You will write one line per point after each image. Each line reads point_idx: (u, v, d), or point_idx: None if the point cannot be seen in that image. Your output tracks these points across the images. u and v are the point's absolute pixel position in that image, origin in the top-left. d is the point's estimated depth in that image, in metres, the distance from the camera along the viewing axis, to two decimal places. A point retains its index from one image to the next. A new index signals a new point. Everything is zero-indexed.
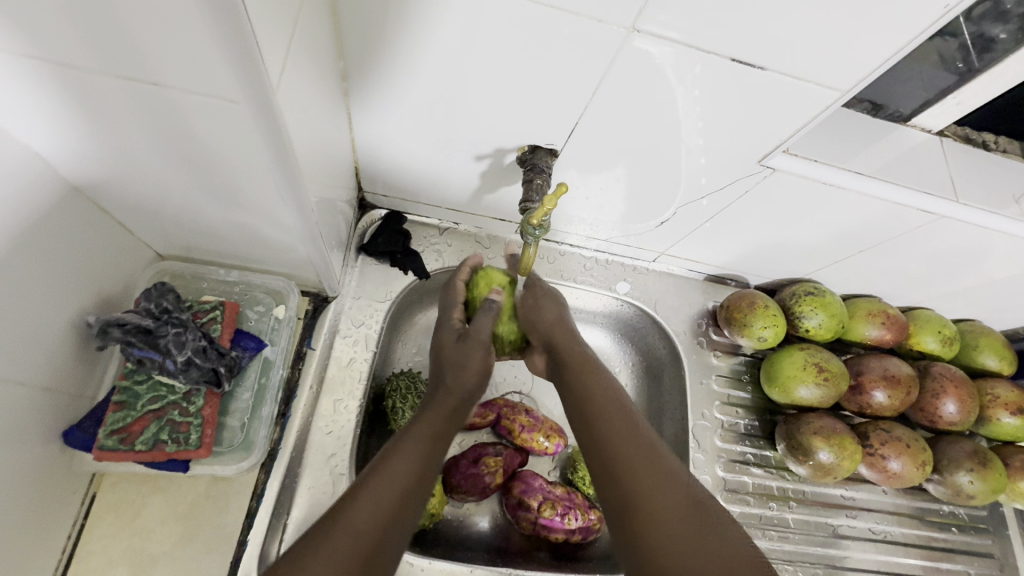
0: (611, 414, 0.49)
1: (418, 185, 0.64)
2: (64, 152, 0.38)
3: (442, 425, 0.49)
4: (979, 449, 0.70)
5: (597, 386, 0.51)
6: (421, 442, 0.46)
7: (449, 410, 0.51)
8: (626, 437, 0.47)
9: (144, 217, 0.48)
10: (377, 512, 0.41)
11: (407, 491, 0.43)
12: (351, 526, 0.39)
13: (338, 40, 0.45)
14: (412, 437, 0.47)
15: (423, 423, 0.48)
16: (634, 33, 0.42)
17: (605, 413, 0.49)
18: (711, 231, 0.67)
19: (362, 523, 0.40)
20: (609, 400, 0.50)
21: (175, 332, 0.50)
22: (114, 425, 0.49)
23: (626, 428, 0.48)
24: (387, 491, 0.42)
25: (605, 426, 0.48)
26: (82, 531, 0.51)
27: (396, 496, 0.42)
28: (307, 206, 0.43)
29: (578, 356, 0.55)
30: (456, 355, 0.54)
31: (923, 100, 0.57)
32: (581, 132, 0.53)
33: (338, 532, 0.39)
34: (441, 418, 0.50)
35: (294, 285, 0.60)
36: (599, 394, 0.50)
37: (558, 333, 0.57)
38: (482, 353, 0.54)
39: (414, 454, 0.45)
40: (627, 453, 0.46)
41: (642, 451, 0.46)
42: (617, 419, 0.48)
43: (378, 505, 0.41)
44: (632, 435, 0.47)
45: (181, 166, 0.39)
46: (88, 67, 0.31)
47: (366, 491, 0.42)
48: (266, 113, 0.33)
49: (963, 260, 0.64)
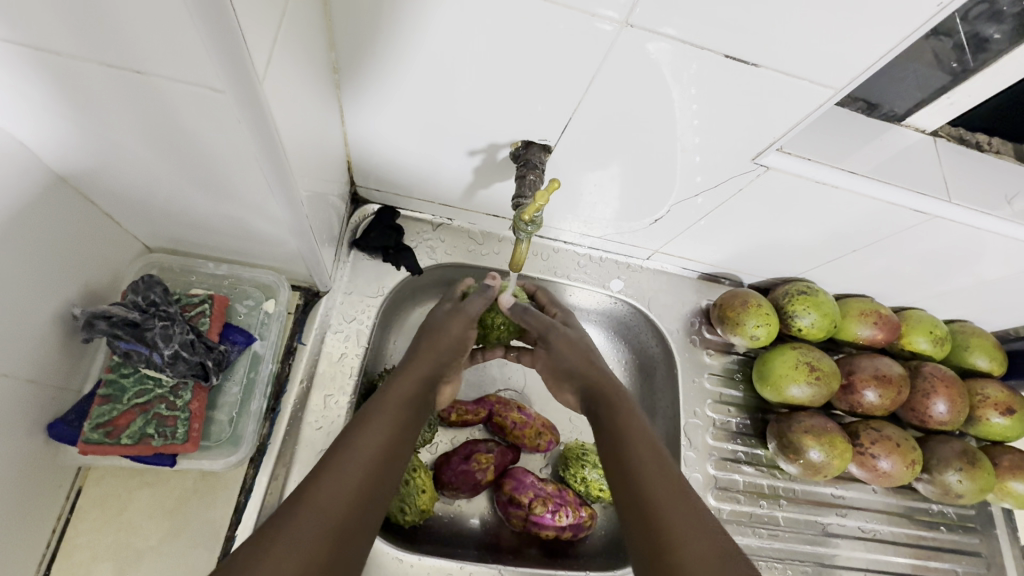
0: (635, 445, 0.47)
1: (411, 180, 0.63)
2: (49, 141, 0.38)
3: (410, 394, 0.49)
4: (969, 448, 0.70)
5: (627, 420, 0.49)
6: (390, 416, 0.46)
7: (416, 377, 0.51)
8: (654, 471, 0.44)
9: (131, 208, 0.47)
10: (348, 486, 0.40)
11: (377, 464, 0.42)
12: (321, 499, 0.38)
13: (329, 33, 0.44)
14: (384, 413, 0.46)
15: (391, 396, 0.48)
16: (628, 28, 0.41)
17: (630, 442, 0.47)
18: (705, 229, 0.67)
19: (331, 498, 0.38)
20: (636, 431, 0.48)
21: (162, 325, 0.50)
22: (99, 419, 0.48)
23: (651, 456, 0.46)
24: (358, 462, 0.41)
25: (629, 456, 0.46)
26: (67, 526, 0.50)
27: (366, 469, 0.41)
28: (297, 200, 0.43)
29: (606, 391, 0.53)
30: (435, 327, 0.57)
31: (917, 99, 0.57)
32: (575, 128, 0.52)
33: (306, 511, 0.37)
34: (410, 387, 0.50)
35: (285, 279, 0.59)
36: (627, 426, 0.49)
37: (591, 372, 0.55)
38: (460, 326, 0.57)
39: (382, 429, 0.45)
40: (654, 489, 0.43)
41: (672, 490, 0.43)
42: (643, 450, 0.46)
43: (347, 477, 0.40)
44: (655, 467, 0.45)
45: (167, 156, 0.39)
46: (70, 54, 0.30)
47: (335, 467, 0.40)
48: (253, 105, 0.32)
49: (956, 260, 0.64)
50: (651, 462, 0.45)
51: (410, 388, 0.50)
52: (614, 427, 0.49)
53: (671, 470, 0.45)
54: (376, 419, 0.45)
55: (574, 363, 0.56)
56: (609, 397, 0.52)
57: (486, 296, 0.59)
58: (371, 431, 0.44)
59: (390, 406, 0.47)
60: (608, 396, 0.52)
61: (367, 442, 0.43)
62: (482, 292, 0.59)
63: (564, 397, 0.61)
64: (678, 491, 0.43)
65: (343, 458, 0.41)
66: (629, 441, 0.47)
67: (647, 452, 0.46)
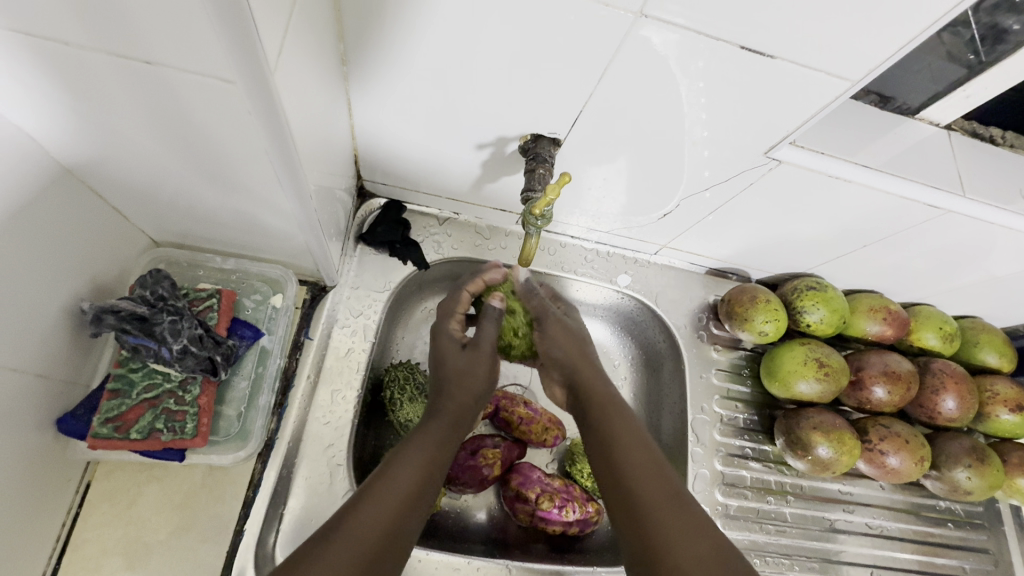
0: (626, 442, 0.46)
1: (418, 173, 0.63)
2: (56, 132, 0.37)
3: (446, 435, 0.48)
4: (978, 445, 0.70)
5: (616, 421, 0.48)
6: (426, 455, 0.45)
7: (450, 421, 0.49)
8: (642, 469, 0.44)
9: (139, 202, 0.47)
10: (381, 522, 0.40)
11: (411, 501, 0.42)
12: (350, 532, 0.38)
13: (338, 23, 0.44)
14: (418, 448, 0.45)
15: (429, 434, 0.47)
16: (642, 18, 0.40)
17: (618, 441, 0.46)
18: (714, 224, 0.66)
19: (369, 527, 0.39)
20: (624, 430, 0.47)
21: (171, 320, 0.50)
22: (108, 413, 0.48)
23: (642, 451, 0.46)
24: (393, 499, 0.41)
25: (618, 455, 0.46)
26: (77, 519, 0.50)
27: (400, 505, 0.41)
28: (306, 192, 0.42)
29: (601, 393, 0.51)
30: (455, 366, 0.52)
31: (932, 93, 0.56)
32: (585, 122, 0.52)
33: (341, 540, 0.38)
34: (445, 428, 0.48)
35: (292, 274, 0.59)
36: (614, 427, 0.48)
37: (584, 367, 0.54)
38: (484, 365, 0.53)
39: (417, 464, 0.44)
40: (644, 489, 0.43)
41: (665, 488, 0.43)
42: (632, 449, 0.46)
43: (382, 514, 0.40)
44: (649, 465, 0.45)
45: (176, 148, 0.38)
46: (80, 44, 0.30)
47: (371, 497, 0.41)
48: (263, 95, 0.32)
49: (966, 256, 0.64)
50: (640, 459, 0.45)
51: (443, 424, 0.48)
52: (602, 427, 0.48)
53: (662, 466, 0.45)
54: (410, 455, 0.45)
55: (572, 358, 0.54)
56: (591, 396, 0.51)
57: (494, 319, 0.56)
58: (408, 467, 0.43)
59: (426, 446, 0.46)
60: (598, 397, 0.51)
61: (402, 481, 0.42)
62: (488, 316, 0.56)
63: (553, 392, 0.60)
64: (669, 491, 0.43)
65: (376, 493, 0.41)
66: (618, 442, 0.46)
67: (636, 449, 0.46)
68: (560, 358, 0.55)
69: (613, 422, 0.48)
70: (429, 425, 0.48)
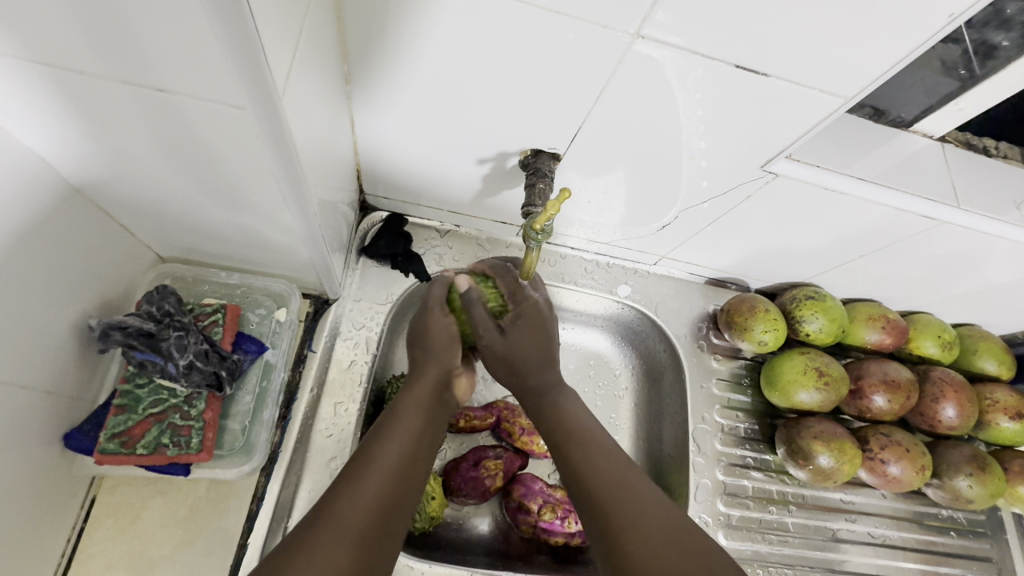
0: (578, 429, 0.48)
1: (419, 186, 0.64)
2: (66, 155, 0.38)
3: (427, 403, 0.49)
4: (979, 453, 0.70)
5: (568, 412, 0.49)
6: (409, 428, 0.46)
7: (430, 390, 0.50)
8: (601, 463, 0.45)
9: (145, 219, 0.47)
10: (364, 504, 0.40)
11: (392, 487, 0.42)
12: (335, 518, 0.39)
13: (341, 43, 0.45)
14: (405, 415, 0.47)
15: (405, 414, 0.47)
16: (639, 39, 0.42)
17: (569, 437, 0.47)
18: (713, 234, 0.67)
19: (346, 517, 0.39)
20: (574, 416, 0.49)
21: (177, 335, 0.50)
22: (115, 429, 0.48)
23: (592, 435, 0.47)
24: (369, 486, 0.41)
25: (575, 450, 0.46)
26: (82, 534, 0.51)
27: (386, 484, 0.42)
28: (310, 209, 0.43)
29: (549, 377, 0.51)
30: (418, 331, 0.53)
31: (924, 106, 0.57)
32: (584, 136, 0.53)
33: (320, 535, 0.38)
34: (424, 399, 0.49)
35: (296, 287, 0.60)
36: (565, 412, 0.49)
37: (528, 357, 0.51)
38: (438, 324, 0.52)
39: (398, 444, 0.45)
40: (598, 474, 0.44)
41: (620, 476, 0.44)
42: (586, 443, 0.46)
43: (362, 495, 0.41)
44: (603, 453, 0.46)
45: (183, 168, 0.39)
46: (94, 72, 0.31)
47: (347, 489, 0.41)
48: (270, 117, 0.32)
49: (963, 265, 0.64)
50: (595, 447, 0.46)
51: (418, 399, 0.49)
52: (557, 416, 0.49)
53: (615, 454, 0.46)
54: (393, 433, 0.45)
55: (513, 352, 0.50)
56: (537, 383, 0.50)
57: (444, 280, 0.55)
58: (383, 451, 0.44)
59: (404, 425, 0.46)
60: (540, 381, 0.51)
61: (378, 466, 0.43)
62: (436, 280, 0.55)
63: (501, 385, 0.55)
64: (622, 477, 0.44)
65: (352, 483, 0.41)
66: (570, 428, 0.48)
67: (588, 435, 0.47)
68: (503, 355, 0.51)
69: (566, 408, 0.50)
70: (404, 400, 0.49)
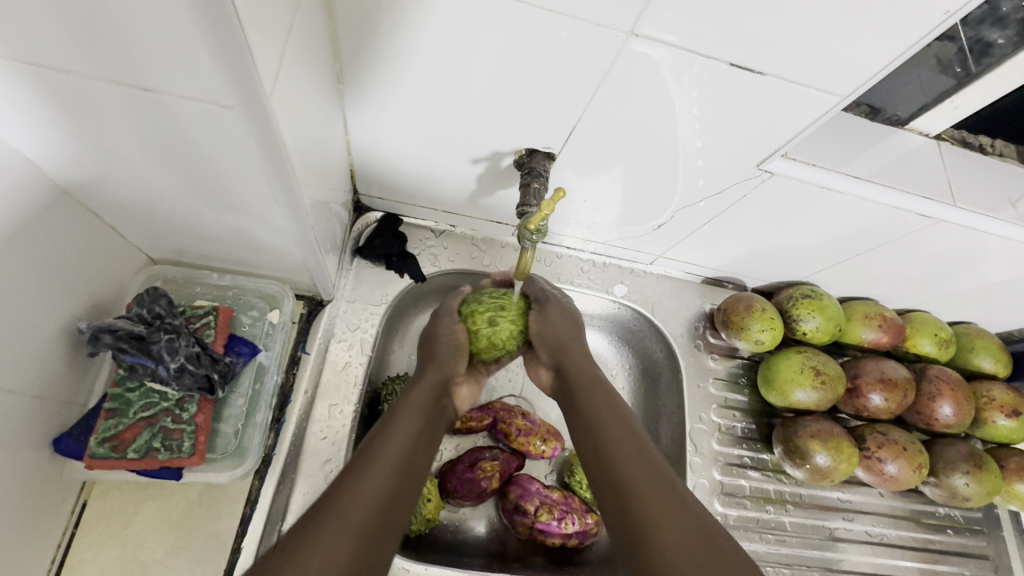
0: (609, 421, 0.48)
1: (414, 187, 0.63)
2: (53, 156, 0.37)
3: (426, 404, 0.50)
4: (975, 451, 0.70)
5: (600, 407, 0.49)
6: (411, 424, 0.48)
7: (430, 392, 0.52)
8: (634, 465, 0.44)
9: (136, 220, 0.47)
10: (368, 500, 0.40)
11: (397, 477, 0.43)
12: (342, 504, 0.39)
13: (333, 42, 0.44)
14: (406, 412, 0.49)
15: (407, 410, 0.49)
16: (633, 37, 0.41)
17: (601, 437, 0.47)
18: (709, 233, 0.66)
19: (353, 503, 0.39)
20: (606, 410, 0.49)
21: (168, 338, 0.49)
22: (106, 433, 0.48)
23: (622, 428, 0.47)
24: (375, 475, 0.42)
25: (607, 451, 0.46)
26: (72, 539, 0.50)
27: (389, 480, 0.42)
28: (302, 209, 0.43)
29: (590, 369, 0.54)
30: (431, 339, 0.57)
31: (920, 104, 0.57)
32: (579, 135, 0.52)
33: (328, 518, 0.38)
34: (425, 398, 0.51)
35: (289, 289, 0.59)
36: (597, 403, 0.50)
37: (573, 347, 0.56)
38: (448, 330, 0.57)
39: (402, 437, 0.46)
40: (626, 465, 0.44)
41: (648, 466, 0.44)
42: (620, 444, 0.46)
43: (367, 491, 0.41)
44: (633, 445, 0.46)
45: (173, 169, 0.38)
46: (79, 72, 0.30)
47: (353, 475, 0.42)
48: (259, 118, 0.32)
49: (959, 263, 0.64)
50: (628, 443, 0.46)
51: (422, 399, 0.51)
52: (589, 407, 0.50)
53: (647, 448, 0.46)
54: (396, 429, 0.46)
55: (552, 335, 0.56)
56: (576, 378, 0.53)
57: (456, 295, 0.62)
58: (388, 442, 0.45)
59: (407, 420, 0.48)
60: (585, 376, 0.53)
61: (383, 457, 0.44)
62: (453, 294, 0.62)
63: (539, 373, 0.60)
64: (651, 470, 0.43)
65: (359, 470, 0.42)
66: (603, 421, 0.48)
67: (617, 428, 0.47)
68: (546, 339, 0.56)
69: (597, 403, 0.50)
70: (406, 400, 0.50)
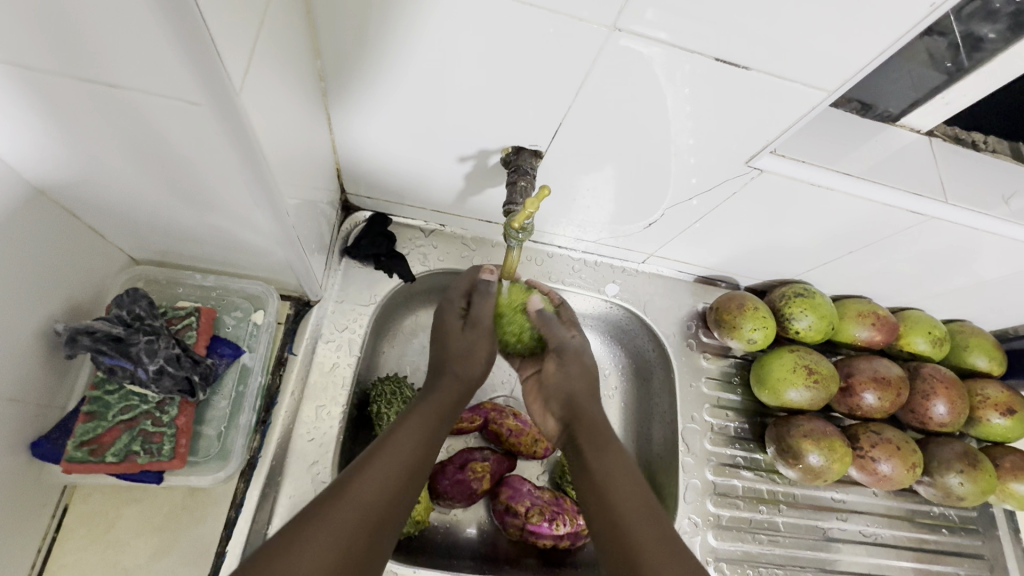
0: (619, 475, 0.48)
1: (402, 186, 0.63)
2: (25, 156, 0.37)
3: (443, 409, 0.52)
4: (970, 450, 0.70)
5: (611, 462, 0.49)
6: (422, 426, 0.49)
7: (445, 398, 0.53)
8: (641, 524, 0.44)
9: (115, 220, 0.46)
10: (376, 489, 0.42)
11: (401, 478, 0.44)
12: (343, 503, 0.40)
13: (314, 40, 0.43)
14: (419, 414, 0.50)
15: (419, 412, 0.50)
16: (616, 32, 0.40)
17: (612, 499, 0.46)
18: (701, 232, 0.66)
19: (356, 499, 0.40)
20: (617, 467, 0.49)
21: (147, 340, 0.49)
22: (83, 437, 0.48)
23: (632, 485, 0.47)
24: (381, 474, 0.43)
25: (614, 508, 0.46)
26: (53, 544, 0.50)
27: (395, 475, 0.43)
28: (282, 209, 0.42)
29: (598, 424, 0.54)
30: (460, 345, 0.58)
31: (911, 100, 0.56)
32: (566, 133, 0.52)
33: (329, 515, 0.39)
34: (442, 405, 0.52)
35: (273, 289, 0.58)
36: (607, 457, 0.50)
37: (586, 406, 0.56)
38: (479, 340, 0.58)
39: (411, 438, 0.47)
40: (634, 526, 0.44)
41: (657, 531, 0.43)
42: (635, 512, 0.45)
43: (375, 483, 0.42)
44: (642, 507, 0.45)
45: (148, 168, 0.38)
46: (44, 68, 0.29)
47: (360, 474, 0.42)
48: (230, 114, 0.31)
49: (952, 260, 0.64)
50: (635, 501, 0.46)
51: (439, 404, 0.52)
52: (598, 459, 0.50)
53: (655, 512, 0.45)
54: (406, 431, 0.47)
55: (575, 392, 0.57)
56: (588, 435, 0.53)
57: (487, 297, 0.60)
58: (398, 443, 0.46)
59: (419, 422, 0.49)
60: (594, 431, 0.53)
61: (390, 458, 0.44)
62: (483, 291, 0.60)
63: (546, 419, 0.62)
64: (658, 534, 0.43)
65: (366, 470, 0.43)
66: (612, 476, 0.48)
67: (629, 487, 0.47)
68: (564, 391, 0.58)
69: (605, 456, 0.50)
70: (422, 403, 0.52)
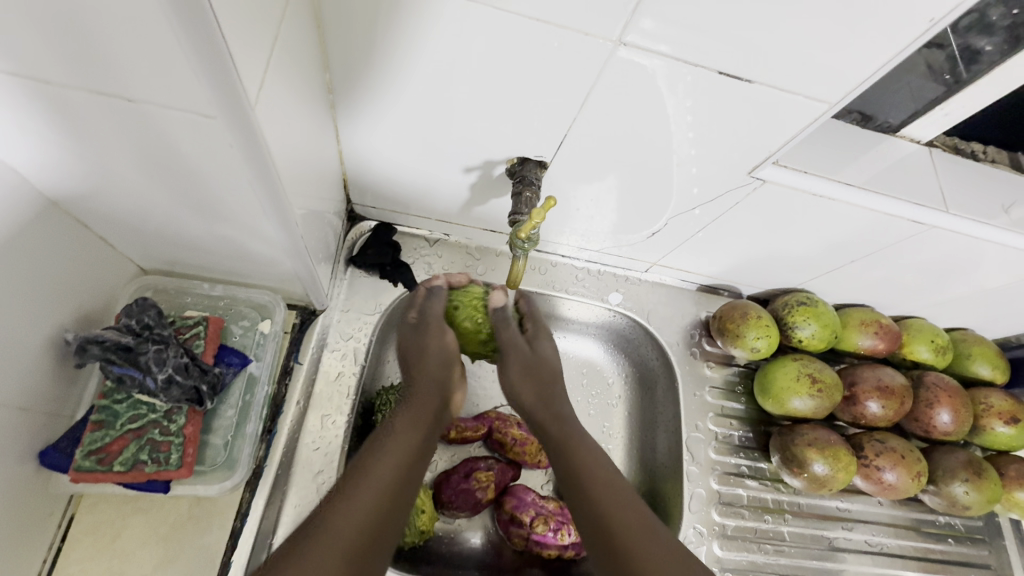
0: (586, 453, 0.50)
1: (408, 196, 0.63)
2: (39, 168, 0.37)
3: (417, 422, 0.48)
4: (974, 459, 0.69)
5: (578, 442, 0.50)
6: (400, 444, 0.46)
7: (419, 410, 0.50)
8: (614, 502, 0.46)
9: (125, 231, 0.47)
10: (358, 522, 0.40)
11: (386, 501, 0.42)
12: (328, 535, 0.38)
13: (323, 53, 0.44)
14: (397, 432, 0.47)
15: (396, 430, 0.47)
16: (621, 46, 0.41)
17: (583, 479, 0.48)
18: (704, 241, 0.66)
19: (338, 532, 0.38)
20: (584, 445, 0.50)
21: (156, 349, 0.49)
22: (91, 446, 0.48)
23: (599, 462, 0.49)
24: (364, 501, 0.41)
25: (587, 489, 0.47)
26: (59, 555, 0.49)
27: (377, 500, 0.41)
28: (291, 219, 0.42)
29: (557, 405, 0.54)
30: (416, 348, 0.54)
31: (911, 111, 0.57)
32: (570, 144, 0.52)
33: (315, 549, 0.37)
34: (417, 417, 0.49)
35: (280, 298, 0.59)
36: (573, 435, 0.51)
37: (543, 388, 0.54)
38: (438, 339, 0.53)
39: (391, 459, 0.44)
40: (608, 504, 0.46)
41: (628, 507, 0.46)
42: (605, 491, 0.47)
43: (353, 519, 0.39)
44: (611, 483, 0.48)
45: (159, 180, 0.38)
46: (61, 83, 0.30)
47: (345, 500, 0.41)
48: (244, 128, 0.32)
49: (954, 269, 0.64)
50: (604, 479, 0.48)
51: (410, 418, 0.49)
52: (564, 440, 0.51)
53: (622, 488, 0.48)
54: (386, 452, 0.45)
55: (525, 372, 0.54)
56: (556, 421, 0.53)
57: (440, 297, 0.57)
58: (378, 464, 0.44)
59: (399, 440, 0.46)
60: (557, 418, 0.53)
61: (371, 481, 0.42)
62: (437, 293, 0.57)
63: None
64: (630, 509, 0.46)
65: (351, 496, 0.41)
66: (581, 459, 0.49)
67: (595, 465, 0.49)
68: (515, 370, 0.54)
69: (574, 438, 0.51)
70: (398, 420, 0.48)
